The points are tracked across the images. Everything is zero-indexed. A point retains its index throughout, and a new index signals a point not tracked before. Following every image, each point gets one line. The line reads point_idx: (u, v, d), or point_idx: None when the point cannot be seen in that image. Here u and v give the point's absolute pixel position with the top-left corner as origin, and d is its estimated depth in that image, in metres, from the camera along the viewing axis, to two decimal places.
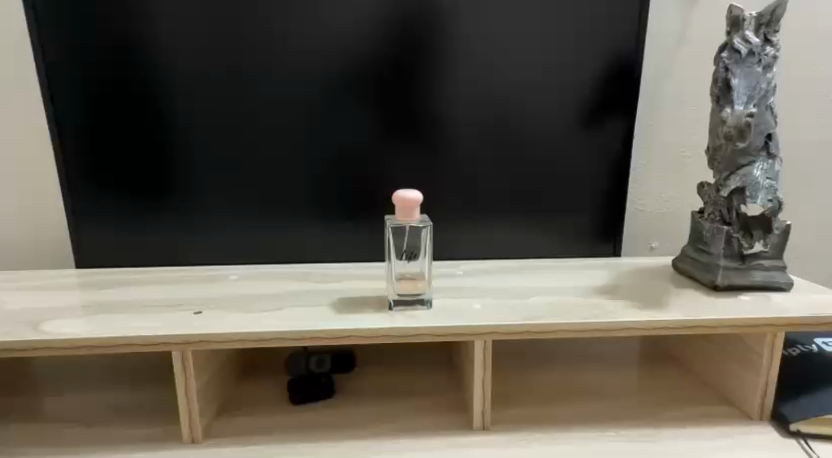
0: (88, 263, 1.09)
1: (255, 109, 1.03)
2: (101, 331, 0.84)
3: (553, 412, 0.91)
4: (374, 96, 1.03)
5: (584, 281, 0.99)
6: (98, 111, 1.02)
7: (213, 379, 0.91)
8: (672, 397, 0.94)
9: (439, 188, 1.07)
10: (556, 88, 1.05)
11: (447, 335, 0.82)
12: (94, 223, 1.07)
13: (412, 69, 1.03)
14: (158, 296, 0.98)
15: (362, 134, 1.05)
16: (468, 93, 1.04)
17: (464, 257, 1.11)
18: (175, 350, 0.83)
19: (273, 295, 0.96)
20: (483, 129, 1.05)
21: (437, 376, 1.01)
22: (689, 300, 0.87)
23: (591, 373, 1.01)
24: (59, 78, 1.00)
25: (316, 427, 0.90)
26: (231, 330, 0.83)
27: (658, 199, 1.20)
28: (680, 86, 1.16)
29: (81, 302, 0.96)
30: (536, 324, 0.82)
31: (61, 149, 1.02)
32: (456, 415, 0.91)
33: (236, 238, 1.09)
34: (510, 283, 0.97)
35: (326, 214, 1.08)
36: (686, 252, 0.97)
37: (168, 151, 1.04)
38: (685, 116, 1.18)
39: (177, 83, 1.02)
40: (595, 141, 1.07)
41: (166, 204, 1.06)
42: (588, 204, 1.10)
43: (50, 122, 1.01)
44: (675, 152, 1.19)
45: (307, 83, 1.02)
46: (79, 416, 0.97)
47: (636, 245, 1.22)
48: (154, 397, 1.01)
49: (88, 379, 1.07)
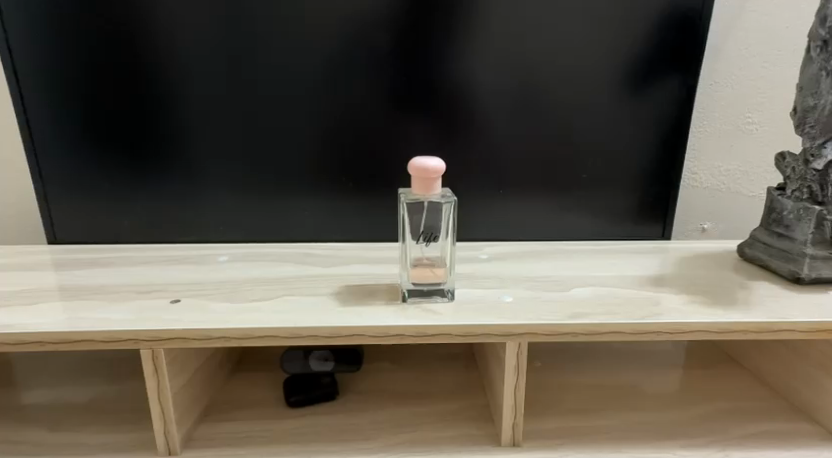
0: (60, 241, 0.95)
1: (246, 64, 0.87)
2: (58, 323, 0.71)
3: (596, 426, 0.76)
4: (387, 50, 0.87)
5: (634, 269, 0.84)
6: (63, 65, 0.86)
7: (193, 379, 0.77)
8: (737, 409, 0.79)
9: (461, 160, 0.92)
10: (604, 42, 0.88)
11: (473, 336, 0.68)
12: (65, 194, 0.92)
13: (432, 18, 0.86)
14: (134, 278, 0.84)
15: (372, 95, 0.89)
16: (500, 47, 0.87)
17: (489, 238, 0.96)
18: (145, 348, 0.69)
19: (266, 281, 0.81)
20: (516, 90, 0.89)
21: (458, 376, 0.86)
22: (768, 298, 0.72)
23: (638, 376, 0.87)
24: (16, 25, 0.85)
25: (315, 437, 0.76)
26: (213, 326, 0.69)
27: (715, 173, 1.05)
28: (749, 40, 1.00)
29: (46, 286, 0.82)
30: (582, 324, 0.67)
31: (24, 109, 0.88)
32: (481, 427, 0.76)
33: (226, 214, 0.94)
34: (548, 271, 0.82)
35: (330, 187, 0.93)
36: (756, 236, 0.82)
37: (145, 113, 0.89)
38: (752, 78, 1.01)
39: (153, 32, 0.86)
40: (648, 105, 0.90)
41: (146, 174, 0.92)
42: (636, 179, 0.94)
43: (10, 76, 0.87)
44: (738, 119, 1.02)
45: (307, 32, 0.86)
46: (43, 416, 0.83)
47: (685, 226, 1.06)
48: (129, 395, 0.87)
49: (58, 371, 0.94)
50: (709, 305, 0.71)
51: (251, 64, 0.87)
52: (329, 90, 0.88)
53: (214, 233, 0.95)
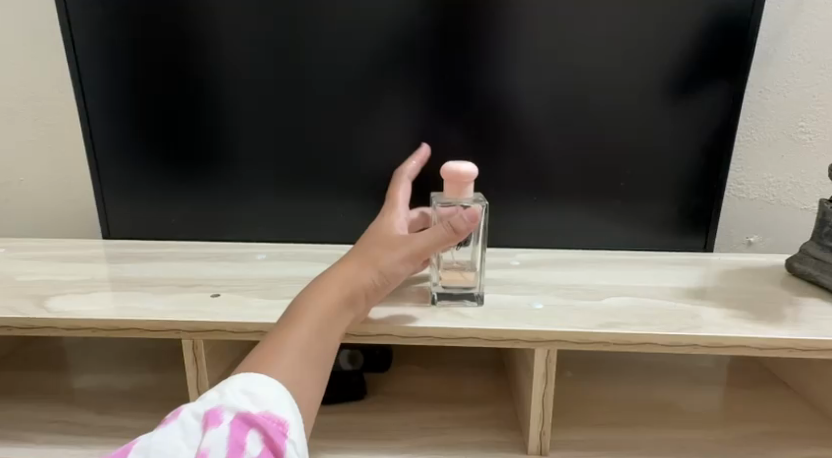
0: (114, 235, 1.00)
1: (287, 70, 0.89)
2: (107, 312, 0.73)
3: (630, 440, 0.74)
4: (427, 57, 0.87)
5: (674, 280, 0.81)
6: (122, 70, 0.91)
7: (229, 371, 0.79)
8: (780, 432, 0.76)
9: (497, 166, 0.91)
10: (649, 50, 0.86)
11: (500, 341, 0.67)
12: (120, 193, 0.97)
13: (472, 25, 0.86)
14: (180, 273, 0.87)
15: (409, 99, 0.89)
16: (537, 52, 0.86)
17: (524, 245, 0.95)
18: (185, 338, 0.71)
19: (300, 279, 0.83)
20: (556, 95, 0.88)
21: (488, 383, 0.86)
22: (816, 317, 0.69)
23: (675, 392, 0.84)
24: (78, 26, 0.89)
25: (344, 433, 0.77)
26: (247, 320, 0.70)
27: (763, 184, 1.01)
28: (805, 46, 0.96)
29: (101, 277, 0.86)
30: (613, 334, 0.66)
31: (86, 111, 0.93)
32: (508, 434, 0.76)
33: (267, 214, 0.96)
34: (581, 279, 0.81)
35: (365, 191, 0.94)
36: (807, 250, 0.79)
37: (193, 114, 0.92)
38: (807, 85, 0.97)
39: (202, 37, 0.89)
40: (691, 113, 0.87)
41: (191, 175, 0.95)
42: (676, 189, 0.91)
43: (74, 79, 0.91)
44: (790, 128, 0.98)
45: (350, 39, 0.87)
46: (92, 399, 0.87)
47: (730, 239, 1.03)
48: (171, 384, 0.90)
49: (109, 358, 0.98)
50: (751, 320, 0.68)
51: (291, 67, 0.89)
52: (368, 95, 0.89)
53: (254, 232, 0.98)
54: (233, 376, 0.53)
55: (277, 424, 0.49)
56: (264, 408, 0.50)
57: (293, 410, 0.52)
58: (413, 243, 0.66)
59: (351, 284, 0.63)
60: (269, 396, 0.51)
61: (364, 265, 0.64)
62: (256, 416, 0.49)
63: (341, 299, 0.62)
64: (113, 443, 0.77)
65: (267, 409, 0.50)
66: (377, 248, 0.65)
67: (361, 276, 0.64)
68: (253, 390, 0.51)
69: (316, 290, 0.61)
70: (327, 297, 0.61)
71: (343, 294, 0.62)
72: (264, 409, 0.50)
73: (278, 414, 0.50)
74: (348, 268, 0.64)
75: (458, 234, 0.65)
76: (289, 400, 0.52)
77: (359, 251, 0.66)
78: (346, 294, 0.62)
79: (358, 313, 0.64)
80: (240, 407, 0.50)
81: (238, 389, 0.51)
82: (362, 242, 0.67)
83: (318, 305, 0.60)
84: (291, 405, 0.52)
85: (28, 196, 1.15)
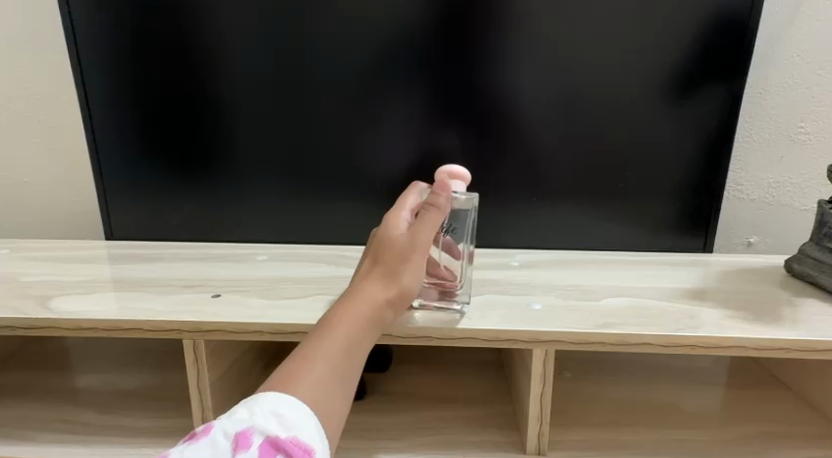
0: (117, 236, 1.01)
1: (288, 72, 0.90)
2: (109, 312, 0.74)
3: (629, 440, 0.75)
4: (426, 59, 0.87)
5: (673, 280, 0.81)
6: (124, 72, 0.91)
7: (230, 371, 0.79)
8: (779, 432, 0.76)
9: (497, 167, 0.91)
10: (647, 51, 0.86)
11: (498, 341, 0.67)
12: (122, 194, 0.97)
13: (471, 27, 0.86)
14: (181, 273, 0.87)
15: (409, 100, 0.90)
16: (536, 53, 0.86)
17: (525, 246, 0.95)
18: (186, 338, 0.72)
19: (301, 280, 0.83)
20: (555, 96, 0.88)
21: (487, 383, 0.86)
22: (815, 317, 0.70)
23: (674, 393, 0.84)
24: (81, 29, 0.90)
25: (344, 433, 0.77)
26: (247, 320, 0.71)
27: (763, 185, 1.01)
28: (804, 47, 0.96)
29: (104, 277, 0.86)
30: (611, 334, 0.66)
31: (89, 113, 0.93)
32: (507, 434, 0.76)
33: (267, 215, 0.97)
34: (580, 279, 0.82)
35: (365, 192, 0.94)
36: (806, 251, 0.79)
37: (194, 115, 0.92)
38: (806, 86, 0.97)
39: (203, 39, 0.89)
40: (690, 115, 0.87)
41: (192, 176, 0.96)
42: (676, 190, 0.91)
43: (77, 82, 0.92)
44: (789, 129, 0.98)
45: (350, 41, 0.88)
46: (95, 399, 0.87)
47: (730, 239, 1.03)
48: (173, 384, 0.90)
49: (111, 358, 0.98)
50: (749, 321, 0.69)
51: (291, 69, 0.89)
52: (368, 96, 0.90)
53: (255, 233, 0.98)
54: (258, 395, 0.50)
55: (303, 451, 0.47)
56: (292, 432, 0.47)
57: (318, 435, 0.49)
58: (427, 245, 0.63)
59: (375, 301, 0.59)
60: (298, 421, 0.48)
61: (387, 281, 0.61)
62: (284, 440, 0.47)
63: (369, 318, 0.58)
64: (115, 442, 0.78)
65: (295, 433, 0.48)
66: (395, 260, 0.62)
67: (385, 293, 0.60)
68: (282, 411, 0.48)
69: (339, 313, 0.57)
70: (353, 316, 0.57)
71: (367, 312, 0.58)
72: (292, 433, 0.47)
73: (305, 441, 0.48)
74: (370, 286, 0.60)
75: (439, 209, 0.66)
76: (315, 427, 0.49)
77: (376, 265, 0.62)
78: (373, 312, 0.58)
79: (386, 325, 0.61)
80: (270, 429, 0.47)
81: (268, 409, 0.48)
82: (376, 253, 0.63)
83: (344, 327, 0.55)
84: (318, 431, 0.49)
85: (32, 197, 1.16)
